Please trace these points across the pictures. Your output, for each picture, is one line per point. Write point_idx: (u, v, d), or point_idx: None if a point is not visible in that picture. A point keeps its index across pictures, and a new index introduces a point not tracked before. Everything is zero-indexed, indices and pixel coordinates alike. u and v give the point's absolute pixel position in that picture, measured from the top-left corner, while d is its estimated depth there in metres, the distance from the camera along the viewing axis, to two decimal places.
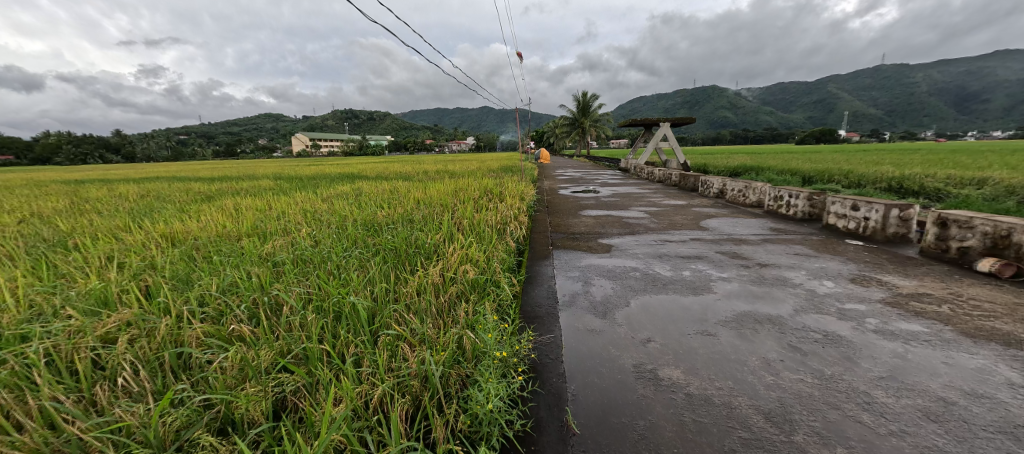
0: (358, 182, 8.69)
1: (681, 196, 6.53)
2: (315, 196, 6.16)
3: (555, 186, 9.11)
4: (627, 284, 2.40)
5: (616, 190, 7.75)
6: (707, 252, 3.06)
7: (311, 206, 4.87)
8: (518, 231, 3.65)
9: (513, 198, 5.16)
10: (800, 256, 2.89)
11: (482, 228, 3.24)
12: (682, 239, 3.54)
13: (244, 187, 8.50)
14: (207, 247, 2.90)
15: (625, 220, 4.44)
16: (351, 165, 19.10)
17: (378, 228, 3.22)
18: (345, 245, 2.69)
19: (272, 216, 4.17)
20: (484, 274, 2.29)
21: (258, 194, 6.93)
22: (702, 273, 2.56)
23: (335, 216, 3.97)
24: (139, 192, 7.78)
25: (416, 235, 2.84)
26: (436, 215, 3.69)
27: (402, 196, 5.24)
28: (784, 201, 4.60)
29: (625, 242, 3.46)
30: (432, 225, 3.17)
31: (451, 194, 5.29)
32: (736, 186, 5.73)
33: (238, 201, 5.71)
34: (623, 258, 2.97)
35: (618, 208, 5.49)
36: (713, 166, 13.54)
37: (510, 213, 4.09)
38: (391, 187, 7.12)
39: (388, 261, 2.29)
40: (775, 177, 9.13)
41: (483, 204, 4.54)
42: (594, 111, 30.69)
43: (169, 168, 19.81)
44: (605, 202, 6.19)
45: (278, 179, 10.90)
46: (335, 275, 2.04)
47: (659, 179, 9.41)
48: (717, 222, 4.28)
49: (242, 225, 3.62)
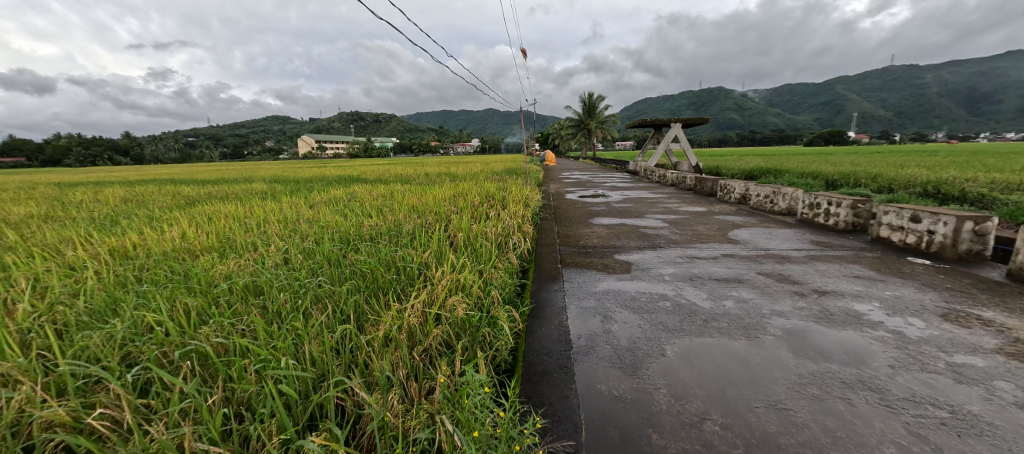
0: (354, 186, 8.26)
1: (699, 202, 6.01)
2: (303, 201, 5.71)
3: (561, 190, 8.61)
4: (657, 319, 1.91)
5: (628, 195, 7.23)
6: (746, 274, 2.56)
7: (292, 213, 4.40)
8: (521, 245, 3.18)
9: (517, 205, 4.68)
10: (864, 282, 2.38)
11: (479, 243, 2.78)
12: (713, 255, 3.04)
13: (234, 191, 8.08)
14: (153, 266, 2.45)
15: (643, 231, 3.94)
16: (353, 167, 18.70)
17: (358, 243, 2.77)
18: (314, 267, 2.24)
19: (245, 226, 3.72)
20: (478, 309, 1.84)
21: (245, 198, 6.50)
22: (749, 305, 2.05)
23: (314, 225, 3.52)
24: (122, 196, 7.39)
25: (400, 253, 2.39)
26: (428, 227, 3.23)
27: (395, 203, 4.79)
28: (821, 210, 4.08)
29: (646, 260, 2.96)
30: (421, 239, 2.71)
31: (448, 200, 4.83)
32: (761, 192, 5.21)
33: (219, 207, 5.28)
34: (647, 281, 2.47)
35: (632, 216, 4.99)
36: (726, 169, 12.98)
37: (513, 223, 3.62)
38: (386, 191, 6.67)
39: (359, 292, 1.85)
40: (795, 181, 8.58)
41: (483, 212, 4.07)
42: (601, 113, 30.19)
43: (170, 171, 19.53)
44: (617, 208, 5.69)
45: (272, 182, 10.45)
46: (286, 315, 1.60)
47: (671, 182, 8.88)
48: (747, 234, 3.77)
49: (208, 237, 3.19)
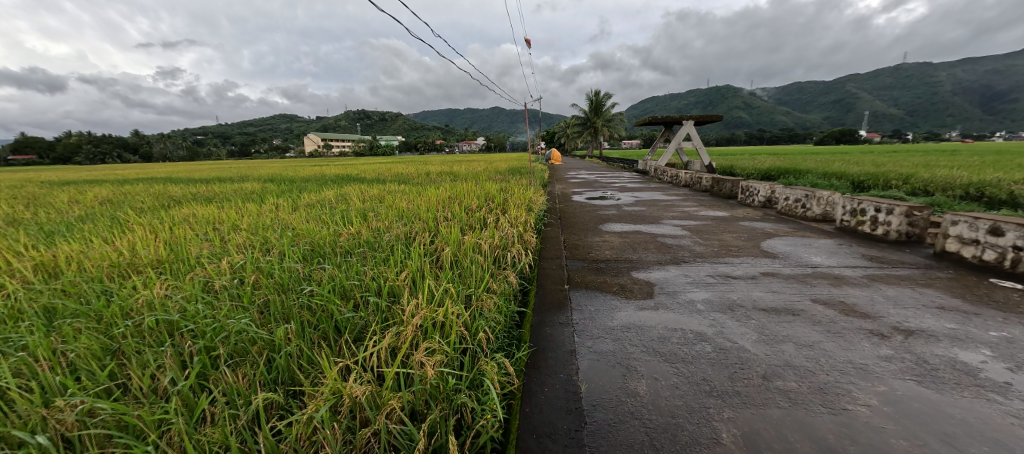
0: (347, 186, 7.84)
1: (719, 205, 5.50)
2: (288, 204, 5.30)
3: (567, 191, 8.16)
4: (698, 374, 1.42)
5: (639, 197, 6.70)
6: (799, 302, 2.06)
7: (269, 218, 3.97)
8: (520, 261, 2.71)
9: (518, 210, 4.21)
10: (955, 317, 1.87)
11: (469, 262, 2.32)
12: (751, 274, 2.54)
13: (224, 191, 7.72)
14: (73, 289, 2.03)
15: (662, 242, 3.45)
16: (356, 166, 18.38)
17: (324, 259, 2.33)
18: (259, 294, 1.82)
19: (211, 233, 3.31)
20: (457, 362, 1.40)
21: (230, 200, 6.13)
22: (817, 354, 1.55)
23: (283, 235, 3.08)
24: (105, 196, 7.05)
25: (369, 276, 1.95)
26: (413, 238, 2.78)
27: (383, 206, 4.35)
28: (866, 217, 3.56)
29: (671, 279, 2.47)
30: (398, 256, 2.26)
31: (442, 204, 4.37)
32: (790, 194, 4.69)
33: (196, 210, 4.88)
34: (676, 311, 1.98)
35: (647, 221, 4.50)
36: (741, 168, 12.37)
37: (512, 231, 3.15)
38: (381, 192, 6.24)
39: (299, 340, 1.41)
40: (819, 182, 8.01)
41: (479, 218, 3.60)
42: (608, 111, 29.57)
43: (172, 169, 19.31)
44: (628, 212, 5.21)
45: (267, 181, 10.10)
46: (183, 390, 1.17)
47: (684, 183, 8.36)
48: (784, 245, 3.27)
49: (157, 248, 2.76)
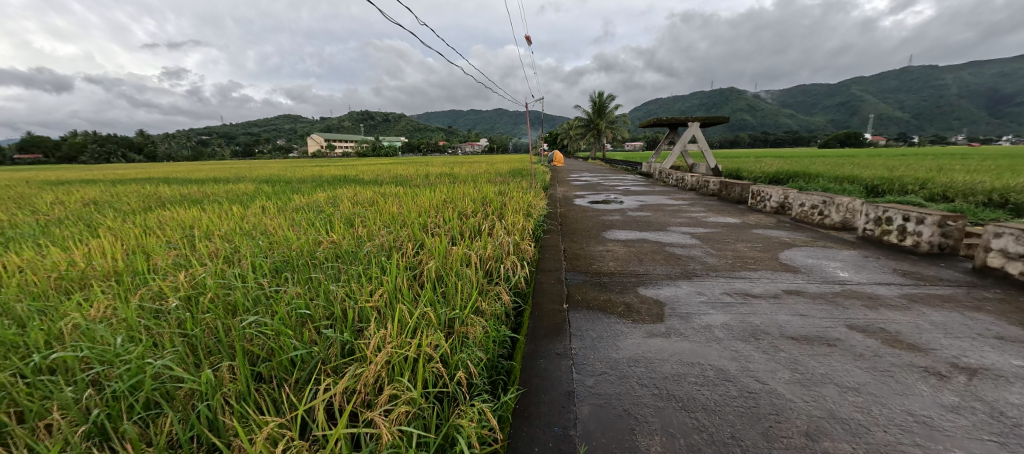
0: (342, 188, 7.60)
1: (728, 211, 5.22)
2: (276, 207, 5.06)
3: (569, 194, 7.93)
4: (724, 429, 1.16)
5: (644, 201, 6.41)
6: (833, 329, 1.79)
7: (251, 223, 3.74)
8: (514, 274, 2.46)
9: (515, 215, 3.95)
10: (1020, 350, 1.59)
11: (455, 278, 2.06)
12: (773, 292, 2.26)
13: (215, 192, 7.48)
14: (4, 308, 1.80)
15: (670, 252, 3.17)
16: (357, 166, 18.17)
17: (293, 274, 2.10)
18: (206, 319, 1.58)
19: (181, 240, 3.07)
20: (426, 413, 1.15)
21: (218, 202, 5.90)
22: (868, 401, 1.28)
23: (258, 242, 2.84)
24: (93, 196, 6.85)
25: (337, 297, 1.71)
26: (397, 247, 2.53)
27: (372, 211, 4.11)
28: (893, 227, 3.29)
29: (682, 297, 2.20)
30: (375, 269, 2.02)
31: (435, 208, 4.12)
32: (805, 200, 4.42)
33: (177, 213, 4.65)
34: (691, 338, 1.71)
35: (653, 228, 4.23)
36: (747, 171, 12.08)
37: (507, 239, 2.90)
38: (374, 195, 5.98)
39: (234, 384, 1.17)
40: (831, 186, 7.72)
41: (474, 226, 3.35)
42: (611, 113, 29.31)
43: (172, 169, 19.10)
44: (633, 217, 4.94)
45: (262, 182, 9.85)
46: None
47: (691, 187, 8.07)
48: (804, 257, 2.99)
49: (115, 257, 2.52)
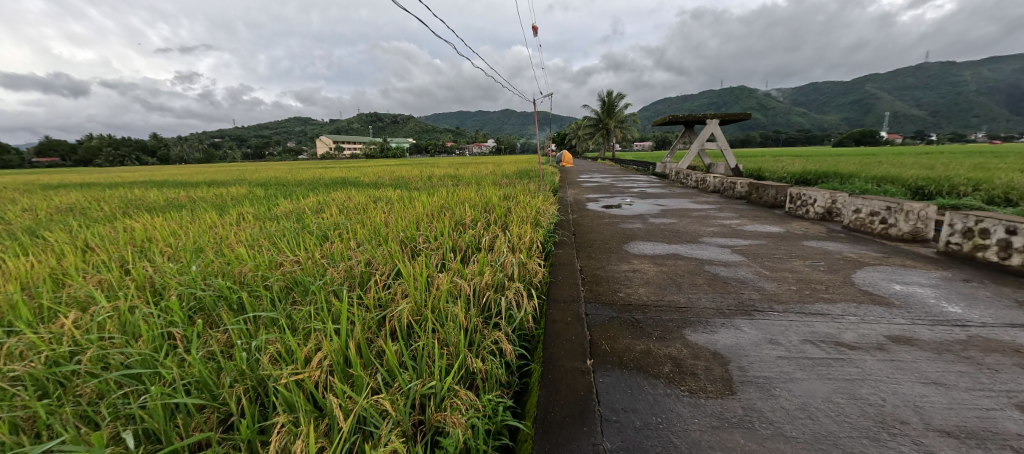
0: (337, 192, 7.14)
1: (765, 218, 4.58)
2: (256, 215, 4.58)
3: (581, 197, 7.34)
4: None
5: (665, 206, 5.77)
6: (1000, 415, 1.18)
7: (214, 235, 3.23)
8: (519, 309, 1.89)
9: (522, 225, 3.38)
10: None
11: (432, 324, 1.50)
12: (874, 340, 1.65)
13: (202, 196, 7.06)
14: None
15: (713, 272, 2.57)
16: (361, 169, 17.77)
17: (218, 322, 1.57)
18: (47, 414, 1.06)
19: (121, 258, 2.59)
20: None
21: (200, 208, 5.44)
22: None
23: (204, 264, 2.33)
24: (74, 202, 6.45)
25: (252, 372, 1.17)
26: (368, 273, 1.99)
27: (357, 220, 3.59)
28: (990, 241, 2.65)
29: (750, 348, 1.60)
30: (325, 314, 1.47)
31: (428, 216, 3.57)
32: (862, 205, 3.76)
33: (145, 221, 4.19)
34: (788, 432, 1.12)
35: (683, 239, 3.62)
36: (770, 171, 11.33)
37: (511, 260, 2.33)
38: (366, 200, 5.46)
39: None
40: (870, 188, 7.02)
41: (471, 240, 2.78)
42: (621, 112, 28.64)
43: (179, 173, 18.98)
44: (656, 225, 4.35)
45: (256, 185, 9.39)
46: None
47: (713, 188, 7.41)
48: (886, 282, 2.37)
49: (19, 285, 2.03)
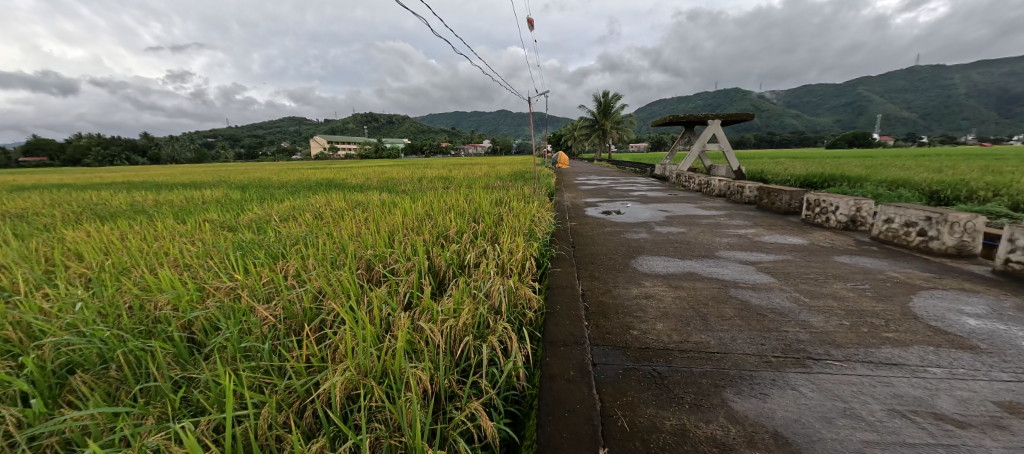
0: (317, 195, 6.65)
1: (782, 227, 4.16)
2: (216, 223, 4.09)
3: (578, 201, 6.90)
4: None
5: (669, 212, 5.35)
6: None
7: (152, 250, 2.76)
8: (505, 360, 1.46)
9: (514, 237, 2.94)
10: None
11: (375, 402, 1.07)
12: (983, 414, 1.23)
13: (171, 200, 6.53)
14: None
15: (742, 299, 2.15)
16: (350, 169, 17.16)
17: (81, 397, 1.15)
18: None
19: (20, 286, 2.12)
20: None
21: (159, 214, 4.94)
22: None
23: (118, 295, 1.89)
24: (28, 207, 5.92)
25: None
26: (314, 312, 1.56)
27: (322, 231, 3.12)
28: None
29: (820, 426, 1.17)
30: (221, 390, 1.04)
31: (406, 227, 3.11)
32: (894, 214, 3.36)
33: (86, 231, 3.69)
34: None
35: (697, 252, 3.19)
36: (772, 173, 10.95)
37: (498, 288, 1.89)
38: (345, 205, 5.00)
39: None
40: (884, 192, 6.63)
41: (452, 260, 2.34)
42: (618, 112, 28.29)
43: (162, 174, 18.30)
44: (662, 235, 3.93)
45: (233, 188, 8.84)
46: None
47: (718, 192, 7.00)
48: (953, 314, 1.96)
49: None
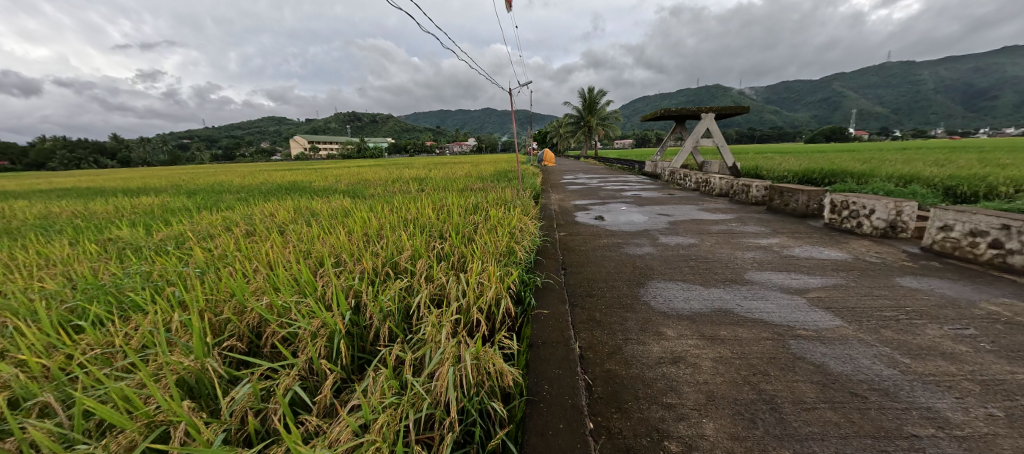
0: (270, 201, 5.81)
1: (808, 235, 3.52)
2: (114, 244, 3.26)
3: (567, 205, 6.21)
4: None
5: (671, 217, 4.69)
6: None
7: None
8: None
9: (484, 261, 2.21)
10: None
11: None
12: None
13: (97, 211, 5.63)
14: None
15: (818, 364, 1.45)
16: (326, 170, 16.21)
17: None
18: None
19: None
20: None
21: (62, 230, 4.06)
22: None
23: None
24: None
25: None
26: None
27: (228, 260, 2.35)
28: None
29: None
30: None
31: (341, 252, 2.35)
32: (954, 221, 2.73)
33: None
34: None
35: (720, 275, 2.51)
36: (768, 168, 10.45)
37: (445, 373, 1.18)
38: (291, 215, 4.19)
39: None
40: (897, 189, 6.11)
41: (388, 310, 1.60)
42: (604, 108, 27.79)
43: (123, 177, 17.07)
44: (670, 247, 3.26)
45: (184, 194, 7.89)
46: None
47: (719, 191, 6.40)
48: None
49: None
